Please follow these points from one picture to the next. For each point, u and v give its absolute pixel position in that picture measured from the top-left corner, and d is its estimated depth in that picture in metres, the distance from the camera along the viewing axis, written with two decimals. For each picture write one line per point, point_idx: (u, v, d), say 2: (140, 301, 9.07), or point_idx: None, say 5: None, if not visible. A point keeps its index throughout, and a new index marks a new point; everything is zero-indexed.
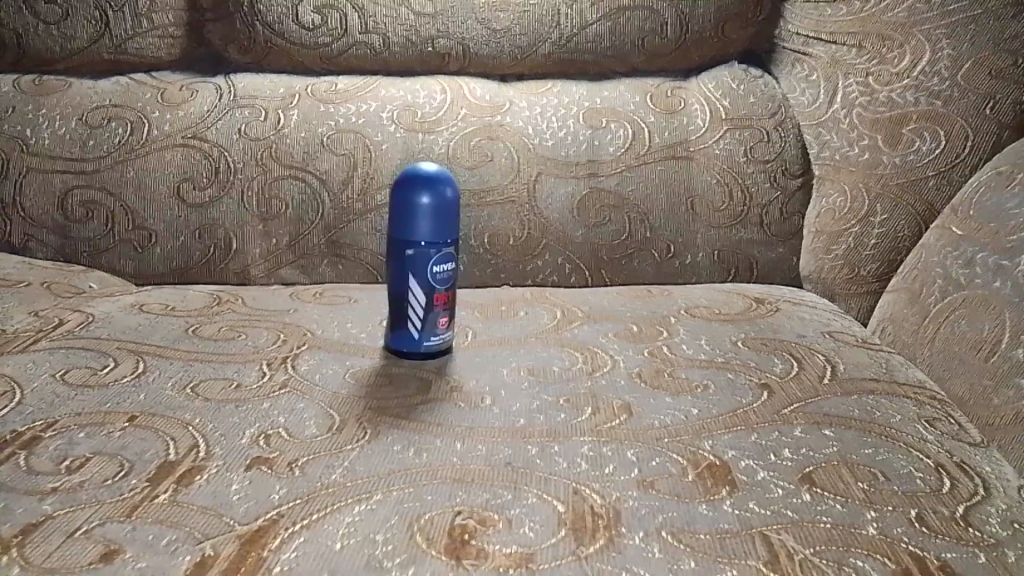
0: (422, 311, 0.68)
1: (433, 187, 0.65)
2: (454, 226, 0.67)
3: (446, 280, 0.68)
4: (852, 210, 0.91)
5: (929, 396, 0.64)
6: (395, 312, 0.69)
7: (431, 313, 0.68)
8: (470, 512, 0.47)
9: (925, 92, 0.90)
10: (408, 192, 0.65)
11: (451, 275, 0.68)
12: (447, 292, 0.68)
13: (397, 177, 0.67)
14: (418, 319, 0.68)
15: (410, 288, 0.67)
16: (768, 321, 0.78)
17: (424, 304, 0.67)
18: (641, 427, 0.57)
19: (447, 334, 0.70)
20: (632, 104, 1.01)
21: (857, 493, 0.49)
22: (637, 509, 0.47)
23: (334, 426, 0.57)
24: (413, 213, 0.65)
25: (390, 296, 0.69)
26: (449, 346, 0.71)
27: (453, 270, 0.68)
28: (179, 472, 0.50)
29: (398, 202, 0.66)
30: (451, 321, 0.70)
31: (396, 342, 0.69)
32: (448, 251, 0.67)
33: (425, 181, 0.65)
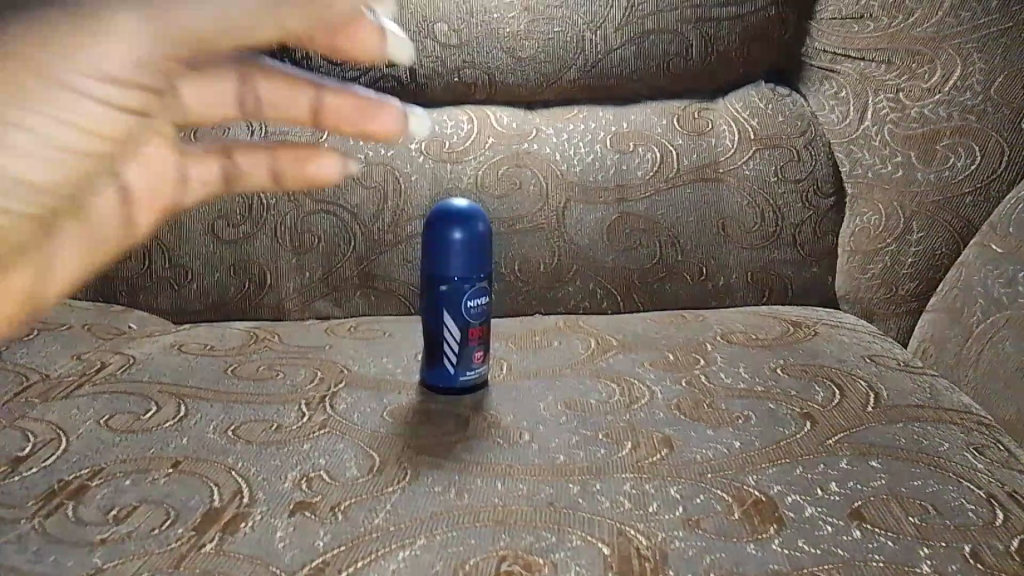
0: (457, 346, 0.68)
1: (465, 221, 0.66)
2: (487, 260, 0.68)
3: (481, 313, 0.68)
4: (887, 228, 0.91)
5: (977, 422, 0.62)
6: (430, 348, 0.69)
7: (466, 346, 0.68)
8: (515, 557, 0.47)
9: (958, 107, 0.89)
10: (440, 228, 0.66)
11: (484, 309, 0.69)
12: (482, 325, 0.69)
13: (430, 213, 0.68)
14: (454, 353, 0.68)
15: (446, 322, 0.67)
16: (807, 346, 0.77)
17: (459, 338, 0.68)
18: (683, 462, 0.56)
19: (483, 367, 0.70)
20: (659, 127, 1.00)
21: (909, 528, 0.48)
22: (683, 551, 0.47)
23: (374, 467, 0.57)
24: (447, 248, 0.66)
25: (424, 332, 0.70)
26: (485, 379, 0.71)
27: (487, 304, 0.69)
28: (224, 520, 0.50)
29: (431, 237, 0.67)
30: (486, 355, 0.70)
31: (432, 378, 0.69)
32: (482, 285, 0.68)
33: (457, 216, 0.66)
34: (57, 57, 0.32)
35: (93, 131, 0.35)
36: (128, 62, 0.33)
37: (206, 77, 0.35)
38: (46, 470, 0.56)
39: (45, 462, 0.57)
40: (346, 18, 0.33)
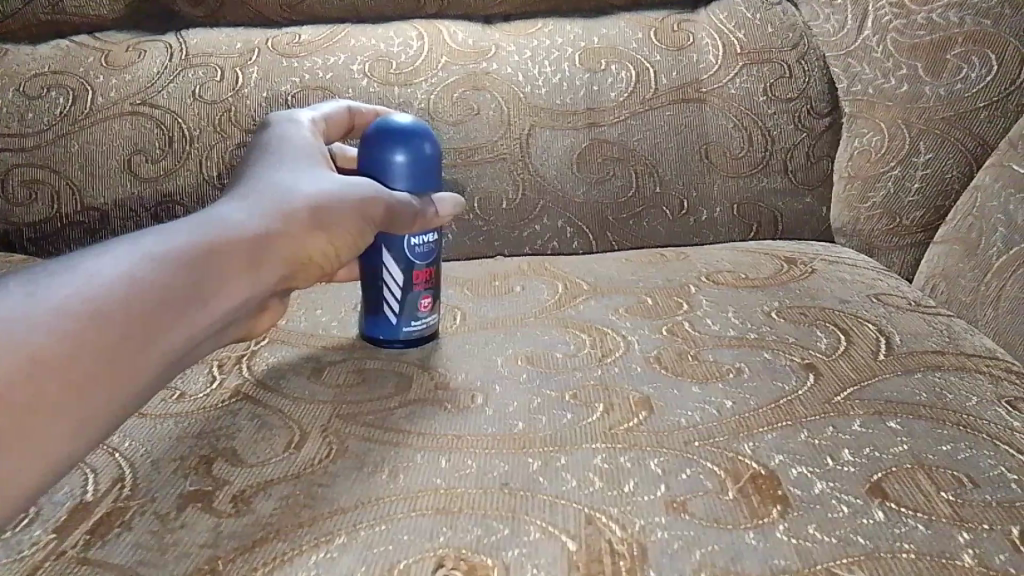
0: (399, 292, 0.58)
1: (408, 141, 0.54)
2: (434, 184, 0.57)
3: (426, 254, 0.58)
4: (890, 149, 0.80)
5: (1005, 369, 0.53)
6: (368, 294, 0.59)
7: (409, 292, 0.58)
8: (457, 559, 0.37)
9: (971, 11, 0.78)
10: (379, 150, 0.54)
11: (432, 247, 0.58)
12: (428, 267, 0.58)
13: (366, 130, 0.56)
14: (395, 300, 0.58)
15: (384, 265, 0.57)
16: (802, 285, 0.67)
17: (401, 283, 0.57)
18: (665, 427, 0.47)
19: (431, 317, 0.60)
20: (633, 41, 0.89)
21: (943, 508, 0.39)
22: (666, 543, 0.38)
23: (292, 442, 0.47)
24: (385, 173, 0.55)
25: (362, 276, 0.59)
26: (434, 331, 0.60)
27: (435, 241, 0.58)
28: (96, 518, 0.40)
29: (365, 159, 0.55)
30: (435, 305, 0.60)
31: (372, 329, 0.59)
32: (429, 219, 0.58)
33: (396, 135, 0.54)
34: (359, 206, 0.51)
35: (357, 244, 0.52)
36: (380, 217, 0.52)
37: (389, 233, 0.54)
38: None
39: None
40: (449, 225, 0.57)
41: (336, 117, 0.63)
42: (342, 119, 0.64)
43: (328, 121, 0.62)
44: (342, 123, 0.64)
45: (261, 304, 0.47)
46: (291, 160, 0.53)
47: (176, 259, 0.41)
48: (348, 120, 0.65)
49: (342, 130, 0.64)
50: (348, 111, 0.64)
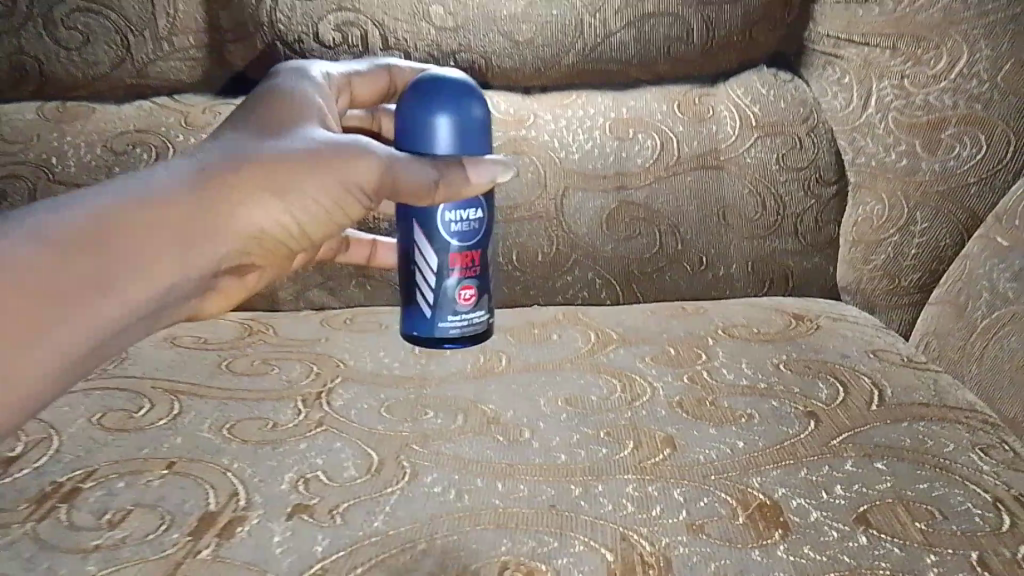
0: (435, 279, 0.70)
1: (456, 105, 0.64)
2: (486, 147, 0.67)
3: (463, 244, 0.70)
4: (891, 217, 0.89)
5: (982, 421, 0.61)
6: (411, 279, 0.71)
7: (444, 281, 0.70)
8: (517, 564, 0.46)
9: (964, 95, 0.87)
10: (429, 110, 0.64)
11: (468, 237, 0.70)
12: (465, 255, 0.70)
13: (414, 93, 0.65)
14: (431, 286, 0.70)
15: (422, 255, 0.70)
16: (809, 340, 0.76)
17: (436, 269, 0.70)
18: (687, 463, 0.56)
19: (467, 306, 0.72)
20: (659, 113, 0.98)
21: (916, 534, 0.48)
22: (687, 557, 0.46)
23: (372, 466, 0.56)
24: (434, 130, 0.64)
25: (406, 263, 0.71)
26: (472, 321, 0.72)
27: (471, 231, 0.70)
28: (220, 524, 0.49)
29: (416, 118, 0.64)
30: (476, 297, 0.72)
31: (415, 312, 0.72)
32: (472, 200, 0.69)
33: (449, 101, 0.64)
34: (331, 168, 0.58)
35: (324, 211, 0.60)
36: (353, 179, 0.59)
37: (359, 195, 0.61)
38: (37, 472, 0.55)
39: (37, 463, 0.56)
40: (433, 188, 0.64)
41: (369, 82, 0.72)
42: (378, 79, 0.73)
43: (360, 80, 0.72)
44: (377, 83, 0.73)
45: (209, 263, 0.56)
46: (279, 114, 0.60)
47: (92, 230, 0.51)
48: (386, 80, 0.73)
49: (379, 89, 0.73)
50: (387, 72, 0.73)
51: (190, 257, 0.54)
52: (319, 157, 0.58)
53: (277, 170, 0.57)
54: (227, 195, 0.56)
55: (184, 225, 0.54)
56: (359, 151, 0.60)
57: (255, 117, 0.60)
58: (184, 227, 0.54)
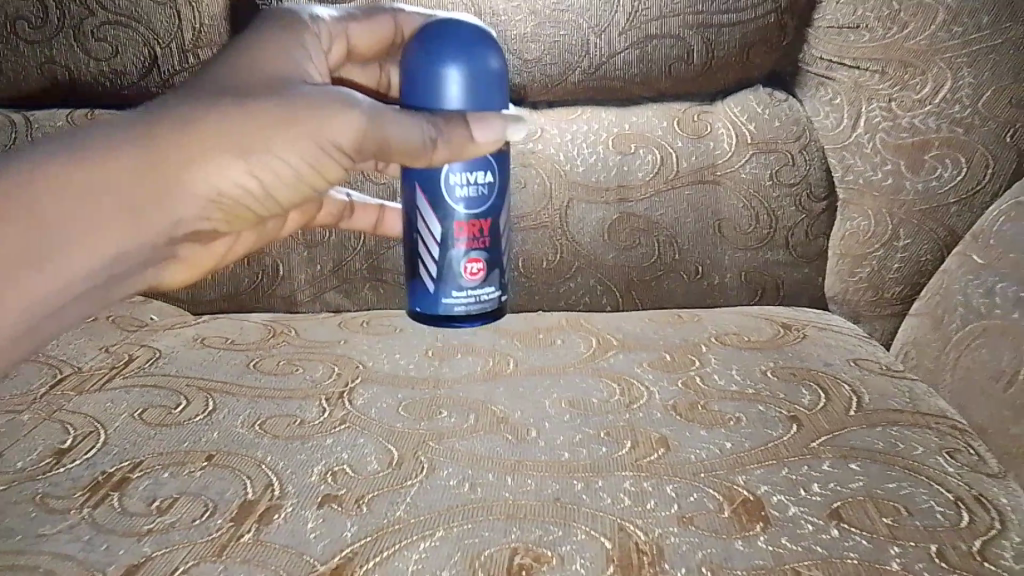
0: (439, 248, 0.74)
1: (468, 61, 0.67)
2: (501, 104, 0.70)
3: (469, 214, 0.73)
4: (876, 234, 0.97)
5: (951, 426, 0.67)
6: (416, 249, 0.75)
7: (448, 251, 0.74)
8: (526, 550, 0.52)
9: (947, 119, 0.93)
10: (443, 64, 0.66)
11: (472, 207, 0.73)
12: (472, 226, 0.74)
13: (429, 43, 0.67)
14: (438, 257, 0.74)
15: (428, 223, 0.74)
16: (796, 349, 0.81)
17: (440, 239, 0.74)
18: (679, 461, 0.61)
19: (472, 279, 0.75)
20: (659, 129, 1.03)
21: (882, 528, 0.53)
22: (678, 546, 0.52)
23: (393, 461, 0.62)
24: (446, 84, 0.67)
25: (413, 234, 0.76)
26: (477, 293, 0.76)
27: (476, 200, 0.73)
28: (259, 511, 0.55)
29: (429, 71, 0.67)
30: (483, 269, 0.76)
31: (421, 282, 0.76)
32: (482, 163, 0.72)
33: (461, 56, 0.67)
34: (308, 127, 0.62)
35: (300, 164, 0.64)
36: (330, 136, 0.63)
37: (336, 151, 0.64)
38: (88, 462, 0.61)
39: (87, 455, 0.61)
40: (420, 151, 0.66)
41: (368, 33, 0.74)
42: (384, 27, 0.74)
43: (358, 28, 0.73)
44: (381, 33, 0.75)
45: (178, 206, 0.62)
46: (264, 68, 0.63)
47: (65, 177, 0.57)
48: (390, 30, 0.75)
49: (382, 38, 0.75)
50: (392, 21, 0.74)
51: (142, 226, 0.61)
52: (297, 116, 0.62)
53: (237, 131, 0.61)
54: (189, 153, 0.60)
55: (136, 192, 0.59)
56: (338, 111, 0.63)
57: (241, 67, 0.63)
58: (151, 178, 0.59)
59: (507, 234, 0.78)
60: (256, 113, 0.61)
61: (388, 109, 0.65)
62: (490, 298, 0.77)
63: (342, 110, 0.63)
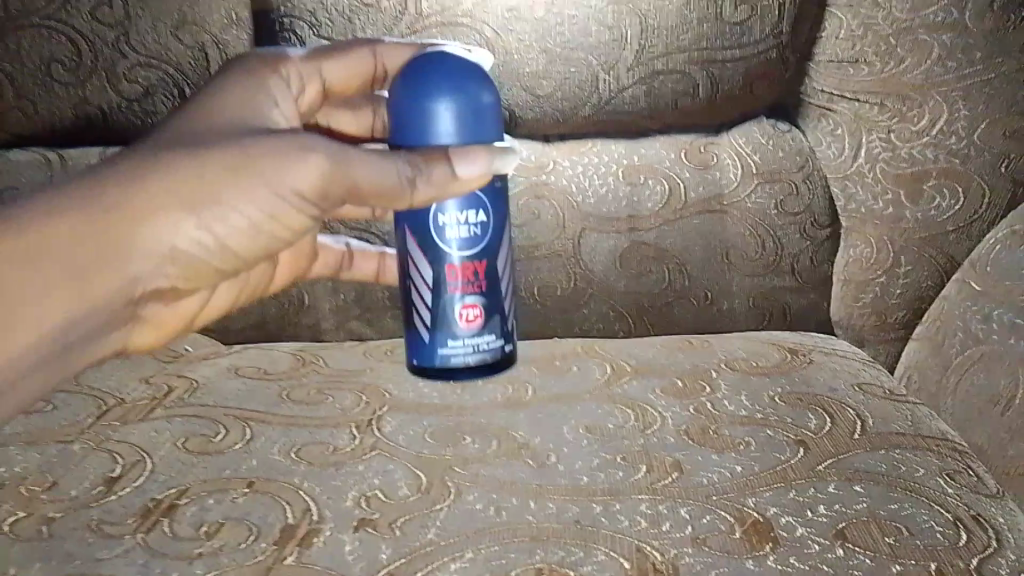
0: (433, 295, 0.79)
1: (454, 95, 0.71)
2: (492, 135, 0.74)
3: (460, 260, 0.79)
4: (878, 260, 1.02)
5: (952, 448, 0.70)
6: (411, 298, 0.81)
7: (441, 297, 0.79)
8: (550, 570, 0.55)
9: (944, 150, 1.01)
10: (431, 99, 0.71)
11: (464, 254, 0.79)
12: (466, 270, 0.79)
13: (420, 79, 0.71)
14: (433, 302, 0.79)
15: (421, 271, 0.79)
16: (802, 374, 0.85)
17: (432, 286, 0.79)
18: (692, 485, 0.65)
19: (467, 325, 0.80)
20: (667, 161, 1.06)
21: (885, 547, 0.57)
22: (692, 565, 0.56)
23: (422, 486, 0.65)
24: (435, 117, 0.71)
25: (409, 285, 0.81)
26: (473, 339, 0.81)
27: (467, 248, 0.79)
28: (299, 535, 0.59)
29: (420, 105, 0.71)
30: (479, 314, 0.80)
31: (416, 330, 0.81)
32: (470, 208, 0.77)
33: (448, 90, 0.71)
34: (272, 171, 0.64)
35: (265, 207, 0.65)
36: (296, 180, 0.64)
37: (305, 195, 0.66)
38: (138, 490, 0.65)
39: (136, 483, 0.66)
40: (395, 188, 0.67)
41: (345, 73, 0.78)
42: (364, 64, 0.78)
43: (332, 65, 0.77)
44: (360, 71, 0.79)
45: (141, 259, 0.63)
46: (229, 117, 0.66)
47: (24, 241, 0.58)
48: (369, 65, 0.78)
49: (360, 75, 0.79)
50: (371, 58, 0.78)
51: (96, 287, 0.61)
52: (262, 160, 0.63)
53: (191, 185, 0.62)
54: (149, 208, 0.61)
55: (86, 252, 0.60)
56: (303, 155, 0.64)
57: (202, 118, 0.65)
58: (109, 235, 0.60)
59: (504, 280, 0.82)
60: (210, 163, 0.62)
61: (356, 150, 0.66)
62: (489, 345, 0.82)
63: (307, 153, 0.64)
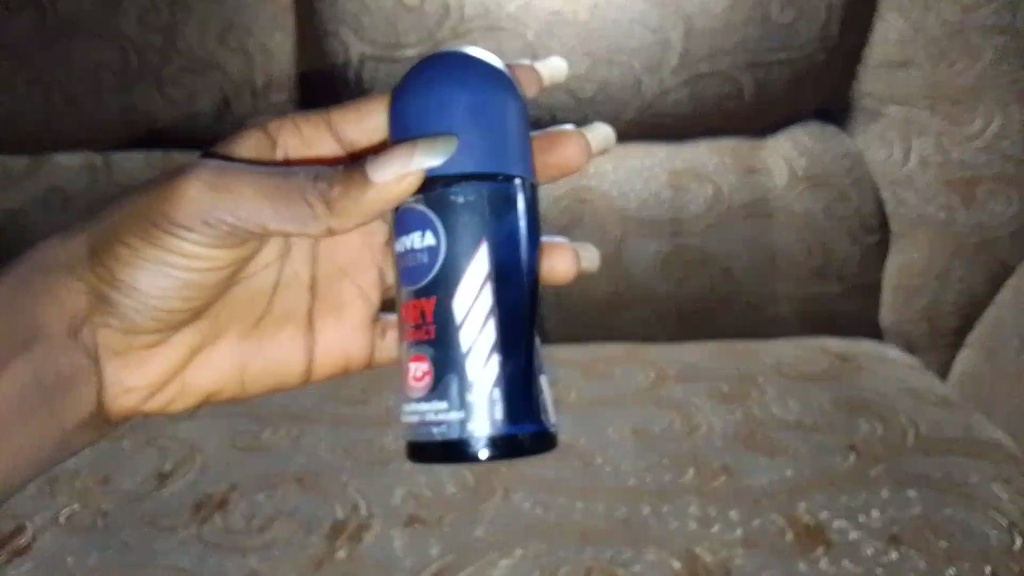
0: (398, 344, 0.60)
1: (451, 83, 0.56)
2: (499, 136, 0.56)
3: (410, 294, 0.58)
4: (928, 267, 1.00)
5: (1005, 454, 0.69)
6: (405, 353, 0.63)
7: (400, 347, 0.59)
8: (602, 568, 0.57)
9: (997, 154, 0.99)
10: (427, 84, 0.56)
11: (415, 287, 0.57)
12: (413, 310, 0.58)
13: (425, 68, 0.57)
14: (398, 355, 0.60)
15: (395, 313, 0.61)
16: (853, 380, 0.83)
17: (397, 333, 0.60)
18: (741, 488, 0.64)
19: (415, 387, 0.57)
20: (711, 164, 1.05)
21: (938, 552, 0.59)
22: (744, 569, 0.57)
23: (468, 483, 0.65)
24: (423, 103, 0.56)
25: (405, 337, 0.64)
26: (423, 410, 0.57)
27: (418, 278, 0.57)
28: (350, 529, 0.61)
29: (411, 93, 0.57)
30: (427, 372, 0.57)
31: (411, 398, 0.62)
32: (422, 219, 0.56)
33: (446, 77, 0.56)
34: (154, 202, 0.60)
35: (158, 238, 0.60)
36: (169, 209, 0.59)
37: (197, 222, 0.59)
38: (192, 484, 0.66)
39: (188, 477, 0.67)
40: (279, 207, 0.56)
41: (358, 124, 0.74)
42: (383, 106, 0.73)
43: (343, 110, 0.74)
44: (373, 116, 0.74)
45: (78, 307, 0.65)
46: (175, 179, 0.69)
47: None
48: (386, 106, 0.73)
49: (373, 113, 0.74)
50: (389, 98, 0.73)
51: (43, 336, 0.65)
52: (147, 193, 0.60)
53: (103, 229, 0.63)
54: (69, 258, 0.64)
55: (25, 301, 0.65)
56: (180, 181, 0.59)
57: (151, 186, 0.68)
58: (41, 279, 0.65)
59: (479, 331, 0.56)
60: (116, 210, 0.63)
61: (242, 170, 0.57)
62: (440, 427, 0.56)
63: (183, 178, 0.58)
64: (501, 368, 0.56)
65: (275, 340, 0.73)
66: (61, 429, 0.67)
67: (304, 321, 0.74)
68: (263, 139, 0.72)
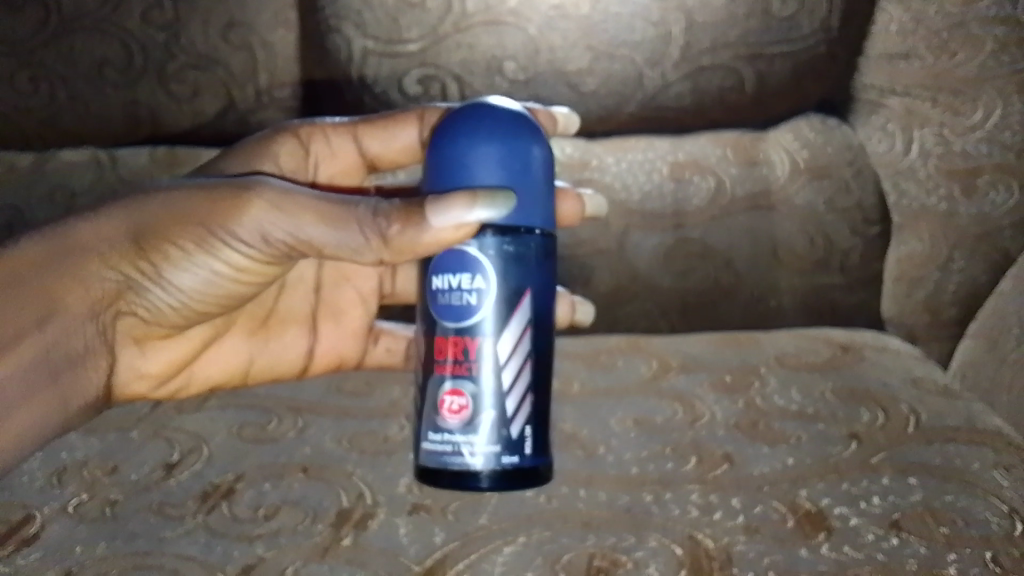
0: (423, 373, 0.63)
1: (495, 139, 0.61)
2: (531, 189, 0.62)
3: (449, 330, 0.61)
4: (931, 257, 1.00)
5: (1006, 442, 0.69)
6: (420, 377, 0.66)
7: (429, 378, 0.62)
8: (603, 554, 0.56)
9: (998, 144, 0.98)
10: (471, 137, 0.61)
11: (453, 326, 0.61)
12: (453, 345, 0.61)
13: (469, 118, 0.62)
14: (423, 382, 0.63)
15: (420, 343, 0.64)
16: (854, 371, 0.84)
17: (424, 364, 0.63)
18: (742, 476, 0.65)
19: (449, 420, 0.61)
20: (713, 157, 1.06)
21: (940, 537, 0.57)
22: (744, 553, 0.55)
23: None
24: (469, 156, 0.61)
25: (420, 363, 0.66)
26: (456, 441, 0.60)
27: (457, 318, 0.61)
28: (354, 518, 0.60)
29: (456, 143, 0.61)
30: (464, 406, 0.60)
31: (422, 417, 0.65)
32: (466, 262, 0.60)
33: (490, 133, 0.61)
34: (204, 205, 0.61)
35: (204, 241, 0.63)
36: (220, 215, 0.61)
37: (251, 231, 0.61)
38: (197, 475, 0.67)
39: (195, 467, 0.68)
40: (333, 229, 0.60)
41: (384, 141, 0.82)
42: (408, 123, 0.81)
43: (369, 125, 0.82)
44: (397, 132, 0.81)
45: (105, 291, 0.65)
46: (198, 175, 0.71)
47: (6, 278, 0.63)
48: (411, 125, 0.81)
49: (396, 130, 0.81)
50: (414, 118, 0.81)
51: (65, 313, 0.64)
52: (195, 195, 0.62)
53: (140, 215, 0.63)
54: (99, 240, 0.64)
55: (50, 278, 0.64)
56: (240, 193, 0.61)
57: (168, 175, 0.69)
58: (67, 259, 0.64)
59: (512, 374, 0.61)
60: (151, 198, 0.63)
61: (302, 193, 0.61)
62: (469, 458, 0.60)
63: (248, 194, 0.61)
64: (530, 408, 0.61)
65: (280, 338, 0.81)
66: (67, 406, 0.68)
67: (307, 320, 0.82)
68: (295, 150, 0.81)
